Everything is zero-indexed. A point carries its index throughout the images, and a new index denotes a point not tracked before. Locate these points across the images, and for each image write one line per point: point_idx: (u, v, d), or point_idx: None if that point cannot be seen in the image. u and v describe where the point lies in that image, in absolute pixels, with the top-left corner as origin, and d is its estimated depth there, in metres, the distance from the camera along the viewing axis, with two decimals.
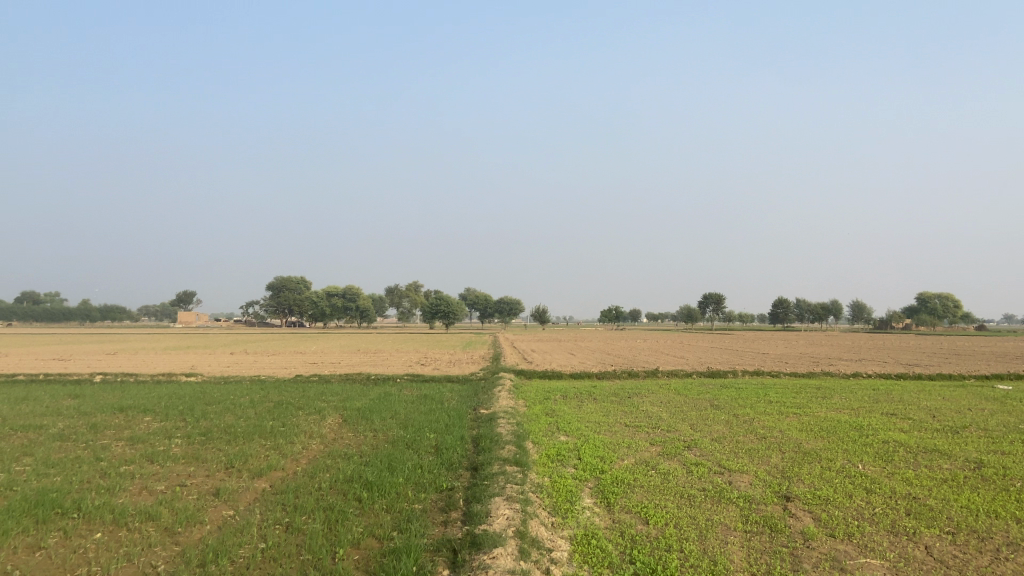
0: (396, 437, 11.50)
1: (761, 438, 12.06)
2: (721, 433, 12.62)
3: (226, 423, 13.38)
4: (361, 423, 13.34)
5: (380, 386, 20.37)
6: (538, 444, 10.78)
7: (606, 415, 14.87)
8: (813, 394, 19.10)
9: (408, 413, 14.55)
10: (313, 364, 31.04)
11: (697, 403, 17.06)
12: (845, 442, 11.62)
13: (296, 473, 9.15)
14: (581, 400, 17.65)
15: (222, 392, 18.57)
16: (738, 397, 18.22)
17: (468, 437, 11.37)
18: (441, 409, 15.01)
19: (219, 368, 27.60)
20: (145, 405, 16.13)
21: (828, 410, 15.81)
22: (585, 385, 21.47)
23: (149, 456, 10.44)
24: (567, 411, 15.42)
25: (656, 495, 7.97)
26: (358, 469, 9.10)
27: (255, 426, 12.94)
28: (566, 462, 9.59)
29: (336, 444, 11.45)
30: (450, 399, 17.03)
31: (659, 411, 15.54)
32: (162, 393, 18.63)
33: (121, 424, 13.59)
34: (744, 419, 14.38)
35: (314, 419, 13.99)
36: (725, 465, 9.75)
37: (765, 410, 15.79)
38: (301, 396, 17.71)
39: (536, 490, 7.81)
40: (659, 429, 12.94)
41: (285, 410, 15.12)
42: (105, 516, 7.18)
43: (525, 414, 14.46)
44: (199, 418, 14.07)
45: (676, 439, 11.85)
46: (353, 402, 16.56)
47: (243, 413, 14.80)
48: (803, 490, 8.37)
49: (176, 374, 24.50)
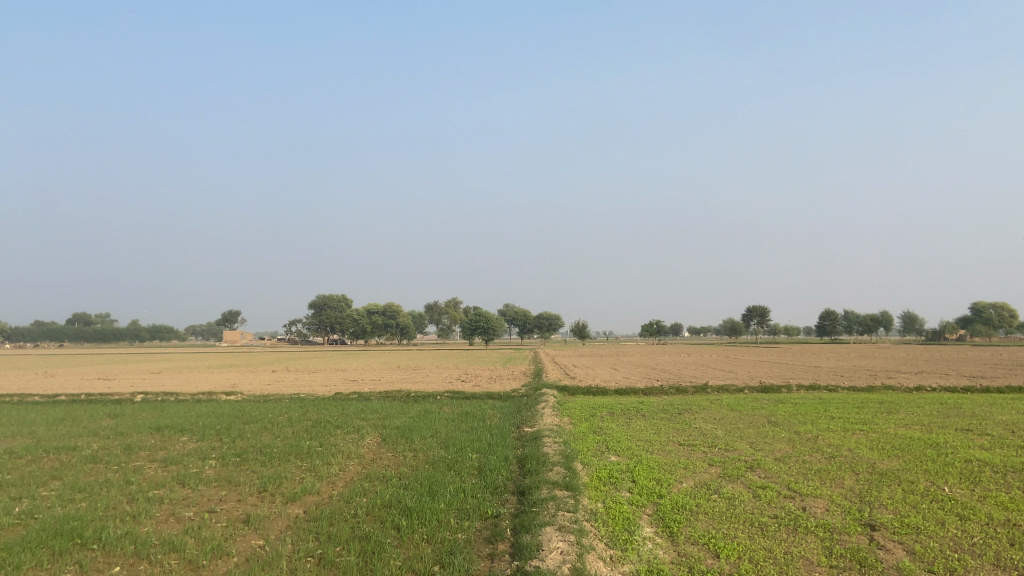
0: (436, 458, 10.90)
1: (830, 458, 11.16)
2: (785, 452, 11.75)
3: (262, 443, 12.95)
4: (401, 443, 12.77)
5: (420, 404, 19.85)
6: (589, 465, 10.05)
7: (657, 433, 14.05)
8: (877, 409, 18.00)
9: (449, 432, 13.97)
10: (353, 381, 30.70)
11: (753, 419, 16.17)
12: (923, 462, 10.66)
13: (331, 498, 8.59)
14: (630, 417, 16.85)
15: (261, 410, 18.22)
16: (796, 413, 17.23)
17: (512, 457, 10.70)
18: (484, 427, 14.38)
19: (260, 386, 27.43)
20: (183, 425, 15.83)
21: (896, 427, 14.78)
22: (632, 401, 20.64)
23: (180, 479, 10.01)
24: (616, 429, 14.68)
25: (724, 524, 7.19)
26: (396, 493, 8.49)
27: (291, 446, 12.49)
28: (619, 486, 8.85)
29: (374, 465, 10.90)
30: (492, 416, 16.43)
31: (714, 429, 14.68)
32: (200, 412, 18.36)
33: (157, 445, 13.26)
34: (806, 436, 13.46)
35: (352, 439, 13.49)
36: (795, 488, 8.90)
37: (828, 427, 14.81)
38: (341, 415, 17.25)
39: (590, 518, 7.11)
40: (716, 448, 12.11)
41: (323, 429, 14.66)
42: (126, 548, 6.72)
43: (571, 433, 13.77)
44: (236, 438, 13.69)
45: (736, 459, 11.04)
46: (393, 420, 16.04)
47: (280, 432, 14.37)
48: (888, 517, 7.52)
49: (216, 393, 24.32)
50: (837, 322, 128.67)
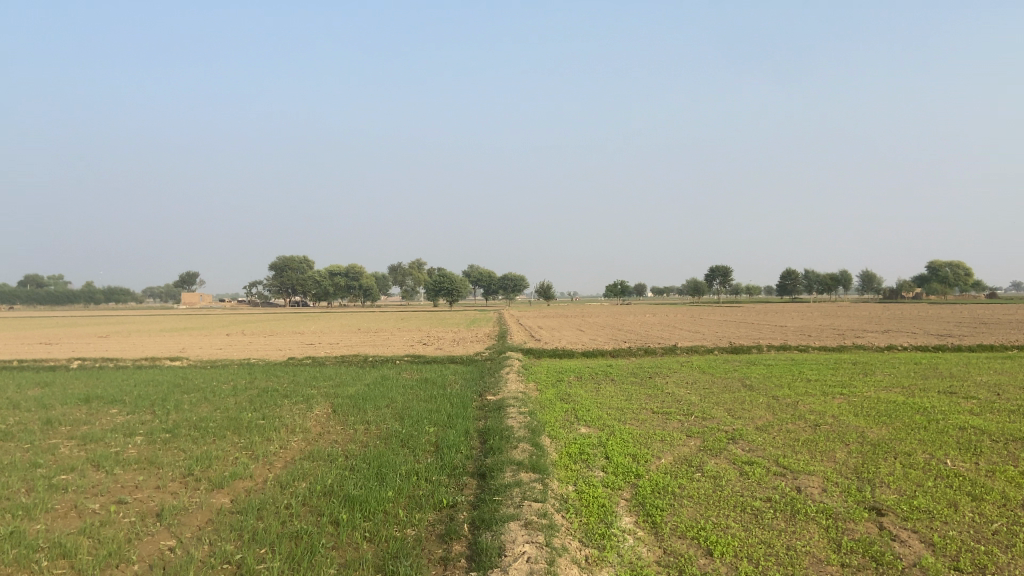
0: (389, 432, 9.85)
1: (816, 427, 10.39)
2: (766, 420, 10.95)
3: (198, 416, 11.75)
4: (352, 415, 11.69)
5: (378, 369, 18.84)
6: (557, 440, 9.10)
7: (629, 400, 13.16)
8: (851, 370, 17.44)
9: (406, 401, 12.94)
10: (311, 345, 29.49)
11: (728, 383, 15.44)
12: (914, 431, 9.98)
13: (264, 484, 7.51)
14: (599, 382, 15.98)
15: (205, 379, 16.93)
16: (771, 375, 16.56)
17: (473, 431, 9.70)
18: (444, 395, 13.37)
19: (210, 351, 26.00)
20: (115, 395, 14.49)
21: (876, 390, 14.18)
22: (600, 365, 19.83)
23: (95, 461, 8.81)
24: (585, 395, 13.81)
25: (712, 510, 6.30)
26: (339, 478, 7.44)
27: (230, 419, 11.33)
28: (591, 464, 7.92)
29: (320, 441, 9.82)
30: (454, 382, 15.46)
31: (689, 394, 13.86)
32: (139, 380, 17.02)
33: (82, 418, 11.97)
34: (786, 401, 12.75)
35: (300, 410, 12.36)
36: (784, 463, 8.07)
37: (807, 390, 14.12)
38: (290, 383, 16.06)
39: (562, 508, 6.14)
40: (693, 417, 11.25)
41: (269, 400, 13.50)
42: (5, 553, 5.58)
43: (537, 400, 12.86)
44: (171, 409, 12.47)
45: (715, 429, 10.19)
46: (347, 388, 14.97)
47: (222, 403, 13.20)
48: (893, 500, 6.72)
49: (161, 359, 22.85)
50: (797, 281, 130.43)
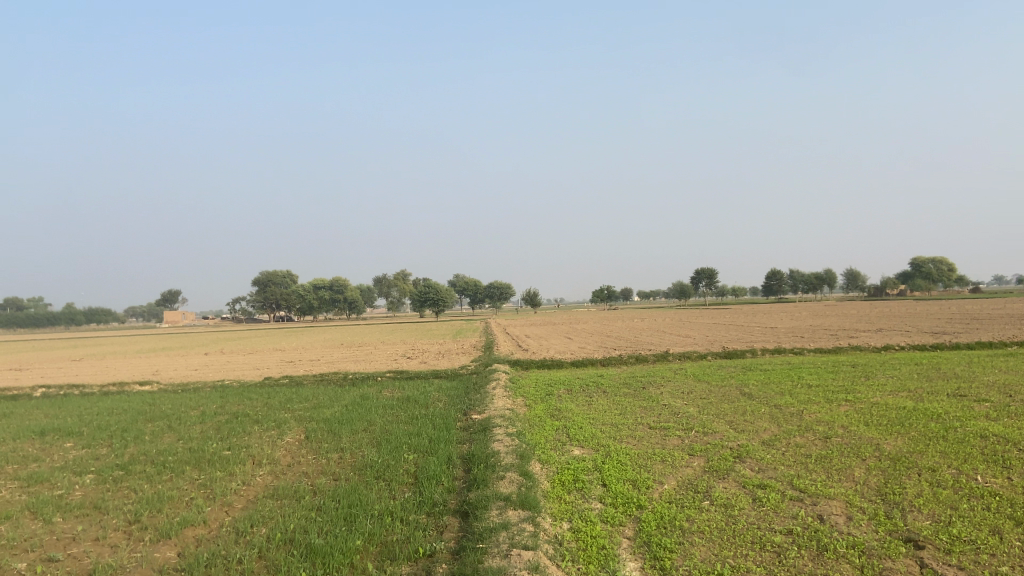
0: (363, 462, 8.98)
1: (827, 440, 9.65)
2: (772, 434, 10.19)
3: (158, 449, 10.77)
4: (326, 442, 10.80)
5: (358, 387, 17.92)
6: (548, 466, 8.27)
7: (623, 414, 12.36)
8: (852, 373, 16.75)
9: (385, 423, 12.06)
10: (290, 363, 28.46)
11: (726, 392, 14.68)
12: (933, 442, 9.27)
13: (219, 531, 6.62)
14: (590, 395, 15.14)
15: (174, 404, 15.92)
16: (769, 382, 15.82)
17: (456, 458, 8.85)
18: (426, 416, 12.50)
19: (184, 373, 24.91)
20: (72, 426, 13.44)
21: (882, 395, 13.49)
22: (590, 375, 19.01)
23: (34, 507, 7.83)
24: (576, 410, 12.99)
25: (727, 550, 5.49)
26: (303, 523, 6.57)
27: (193, 452, 10.38)
28: (588, 495, 7.10)
29: (288, 475, 8.93)
30: (436, 401, 14.61)
31: (686, 406, 13.06)
32: (104, 408, 15.96)
33: (30, 453, 10.95)
34: (790, 411, 12.01)
35: (270, 438, 11.45)
36: (800, 486, 7.33)
37: (810, 398, 13.40)
38: (263, 407, 15.11)
39: (557, 556, 5.32)
40: (693, 433, 10.47)
41: (238, 427, 12.56)
42: None
43: (526, 418, 12.05)
44: (130, 442, 11.48)
45: (719, 446, 9.40)
46: (323, 411, 14.06)
47: (187, 432, 12.23)
48: (930, 529, 5.98)
49: (131, 383, 21.74)
50: (782, 282, 130.58)
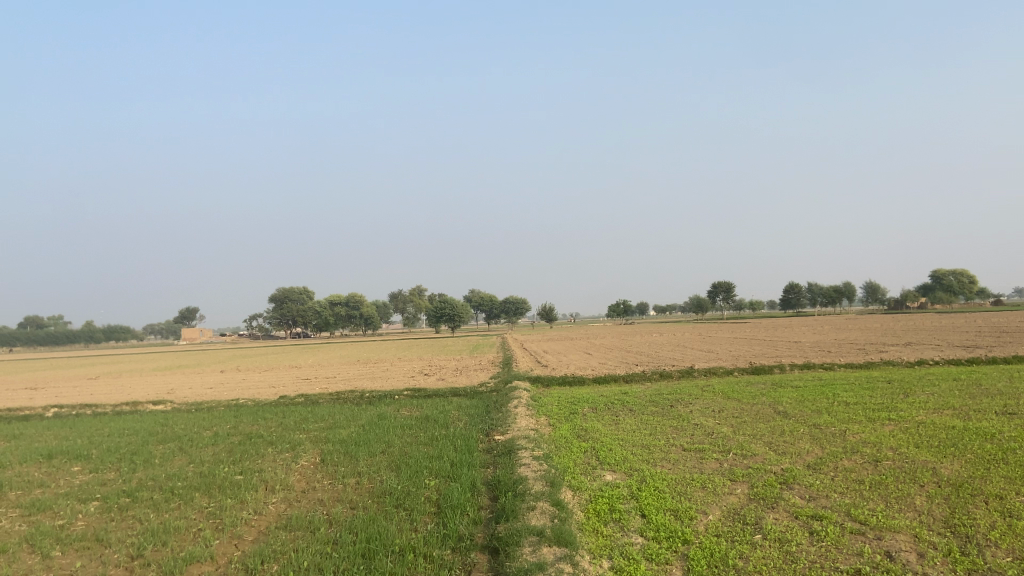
0: (382, 489, 8.42)
1: (878, 464, 9.00)
2: (817, 456, 9.55)
3: (167, 473, 10.28)
4: (343, 465, 10.27)
5: (375, 406, 17.41)
6: (580, 494, 7.69)
7: (654, 435, 11.74)
8: (889, 390, 16.00)
9: (404, 445, 11.52)
10: (306, 380, 27.98)
11: (760, 410, 14.03)
12: (994, 465, 8.61)
13: (228, 568, 6.11)
14: (616, 413, 14.51)
15: (186, 425, 15.45)
16: (804, 399, 15.12)
17: (481, 485, 8.28)
18: (446, 437, 11.93)
19: (198, 392, 24.49)
20: (81, 448, 12.99)
21: (926, 413, 12.78)
22: (614, 393, 18.37)
23: (33, 538, 7.36)
24: (603, 430, 12.39)
25: None
26: (318, 559, 6.04)
27: (204, 477, 9.88)
28: (627, 528, 6.53)
29: (302, 503, 8.40)
30: (456, 420, 14.05)
31: (719, 426, 12.42)
32: (115, 429, 15.53)
33: (34, 478, 10.49)
34: (832, 431, 11.33)
35: (284, 461, 10.92)
36: (859, 518, 6.70)
37: (850, 416, 12.72)
38: (278, 427, 14.62)
39: None
40: (732, 455, 9.86)
41: (252, 449, 12.05)
42: None
43: (551, 439, 11.46)
44: (138, 466, 11.00)
45: (762, 471, 8.78)
46: (340, 431, 13.54)
47: (199, 455, 11.73)
48: (1016, 568, 5.36)
49: (144, 402, 21.33)
50: (801, 295, 129.01)
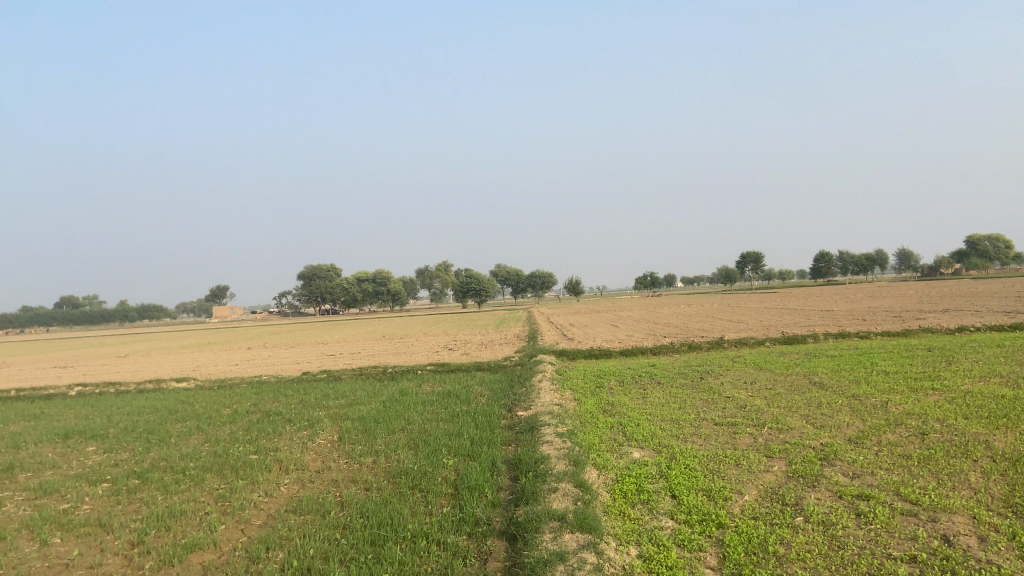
0: (397, 469, 8.05)
1: (925, 438, 8.38)
2: (859, 430, 8.99)
3: (180, 453, 10.02)
4: (359, 444, 9.92)
5: (397, 382, 17.09)
6: (606, 473, 7.22)
7: (683, 409, 11.22)
8: (930, 359, 15.29)
9: (424, 422, 11.15)
10: (330, 356, 27.82)
11: (795, 381, 13.44)
12: None
13: (230, 556, 5.76)
14: (644, 387, 14.01)
15: (207, 402, 15.28)
16: (840, 370, 14.49)
17: (501, 464, 7.86)
18: (467, 413, 11.55)
19: (222, 369, 24.41)
20: (99, 428, 12.82)
21: (972, 382, 12.12)
22: (642, 365, 17.87)
23: (36, 523, 7.10)
24: (630, 404, 11.90)
25: None
26: (325, 546, 5.66)
27: (217, 457, 9.59)
28: (656, 510, 6.07)
29: (316, 483, 8.06)
30: (478, 396, 13.67)
31: (752, 398, 11.87)
32: (136, 407, 15.42)
33: (48, 459, 10.31)
34: (873, 403, 10.73)
35: (301, 440, 10.61)
36: (910, 497, 6.15)
37: (891, 386, 12.09)
38: (298, 404, 14.35)
39: None
40: (767, 430, 9.32)
41: (269, 427, 11.78)
42: None
43: (575, 414, 11.02)
44: (152, 446, 10.75)
45: (801, 447, 8.24)
46: (360, 408, 13.23)
47: (214, 434, 11.47)
48: None
49: (168, 380, 21.25)
50: (832, 264, 126.68)
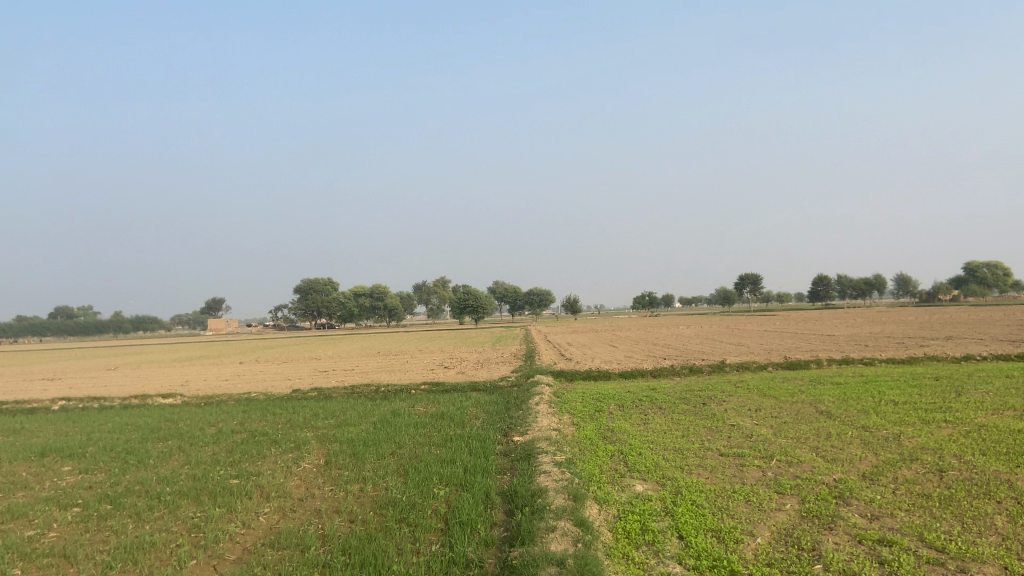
0: (385, 499, 7.56)
1: (944, 475, 7.91)
2: (873, 465, 8.53)
3: (158, 476, 9.53)
4: (347, 469, 9.44)
5: (389, 401, 16.61)
6: (607, 509, 6.76)
7: (686, 437, 10.76)
8: (939, 388, 14.86)
9: (416, 446, 10.66)
10: (323, 373, 27.32)
11: (800, 410, 13.00)
12: None
13: None
14: (644, 412, 13.54)
15: (192, 420, 14.77)
16: (847, 398, 14.05)
17: (495, 496, 7.39)
18: (461, 438, 11.08)
19: (212, 384, 23.89)
20: (77, 446, 12.31)
21: (985, 414, 11.67)
22: (641, 388, 17.40)
23: None
24: (631, 430, 11.43)
25: None
26: None
27: (196, 481, 9.10)
28: (663, 553, 5.61)
29: (299, 513, 7.58)
30: (473, 418, 13.19)
31: (758, 427, 11.40)
32: (118, 424, 14.91)
33: (19, 479, 9.82)
34: (885, 435, 10.27)
35: (286, 463, 10.12)
36: (935, 543, 5.69)
37: (901, 417, 11.65)
38: (286, 423, 13.86)
39: None
40: (776, 463, 8.86)
41: (254, 449, 11.28)
42: None
43: (574, 441, 10.53)
44: (130, 467, 10.25)
45: (813, 482, 7.77)
46: (349, 429, 12.73)
47: (197, 455, 10.98)
48: None
49: (155, 395, 20.72)
50: (830, 288, 126.48)
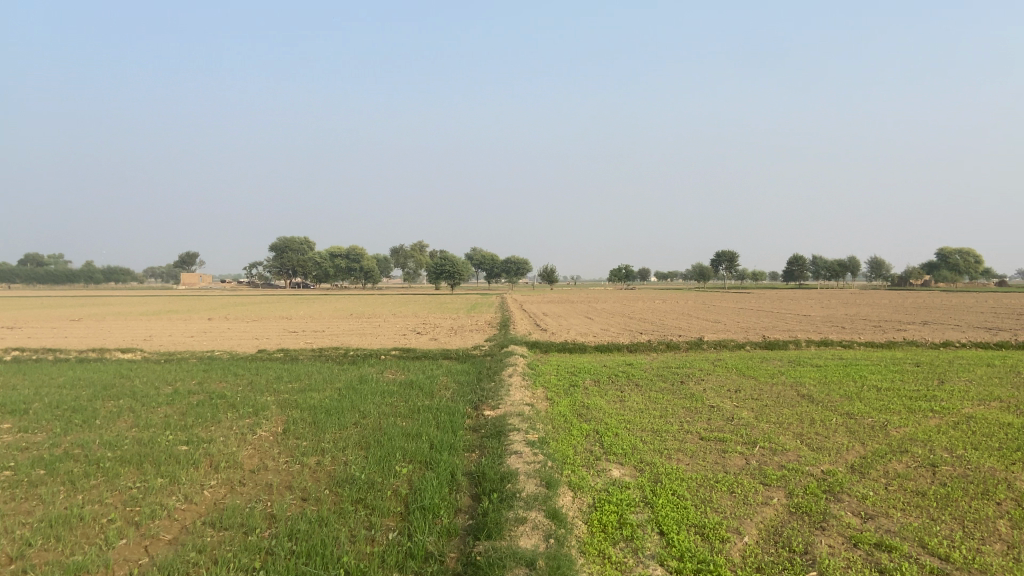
0: (342, 475, 6.99)
1: (936, 470, 7.51)
2: (861, 456, 8.11)
3: (101, 439, 8.85)
4: (306, 440, 8.82)
5: (358, 367, 15.98)
6: (582, 497, 6.26)
7: (665, 418, 10.28)
8: (921, 375, 14.57)
9: (380, 417, 10.06)
10: (292, 333, 26.59)
11: (781, 392, 12.61)
12: None
13: None
14: (621, 388, 13.07)
15: (148, 379, 14.03)
16: (828, 381, 13.70)
17: (461, 477, 6.85)
18: (428, 409, 10.51)
19: (175, 340, 23.07)
20: (21, 402, 11.56)
21: (972, 405, 11.34)
22: (618, 363, 16.96)
23: None
24: (608, 408, 10.92)
25: None
26: None
27: (141, 446, 8.45)
28: (641, 552, 5.11)
29: (248, 487, 6.98)
30: (443, 389, 12.62)
31: (739, 410, 10.97)
32: (70, 379, 14.13)
33: None
34: (871, 424, 9.87)
35: (241, 430, 9.47)
36: (937, 549, 5.25)
37: (886, 405, 11.29)
38: (247, 386, 13.19)
39: None
40: (760, 450, 8.42)
41: (209, 412, 10.62)
42: None
43: (547, 418, 10.00)
44: (71, 428, 9.54)
45: (801, 474, 7.33)
46: (314, 394, 12.11)
47: (147, 417, 10.30)
48: None
49: (114, 349, 19.88)
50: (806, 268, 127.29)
